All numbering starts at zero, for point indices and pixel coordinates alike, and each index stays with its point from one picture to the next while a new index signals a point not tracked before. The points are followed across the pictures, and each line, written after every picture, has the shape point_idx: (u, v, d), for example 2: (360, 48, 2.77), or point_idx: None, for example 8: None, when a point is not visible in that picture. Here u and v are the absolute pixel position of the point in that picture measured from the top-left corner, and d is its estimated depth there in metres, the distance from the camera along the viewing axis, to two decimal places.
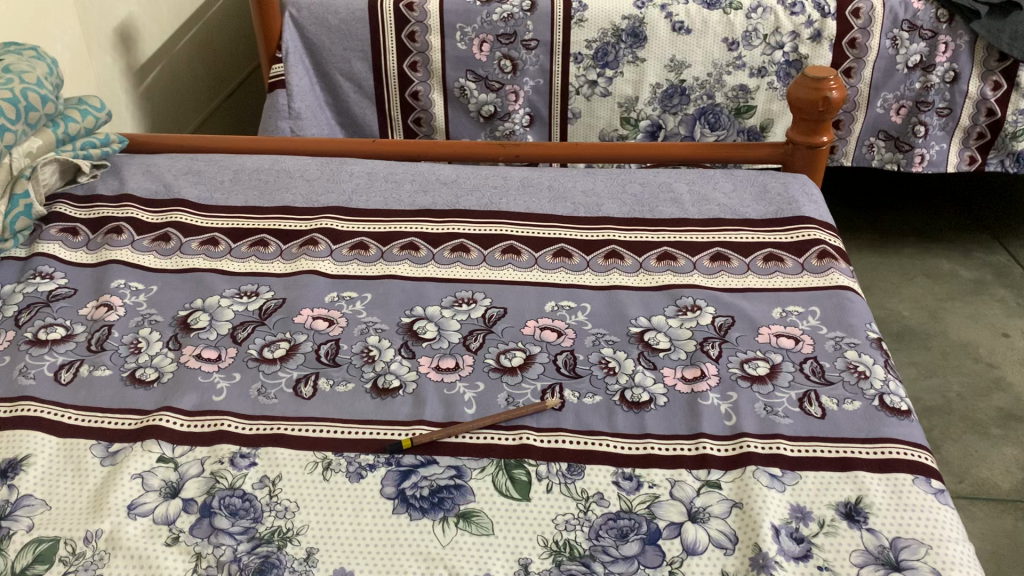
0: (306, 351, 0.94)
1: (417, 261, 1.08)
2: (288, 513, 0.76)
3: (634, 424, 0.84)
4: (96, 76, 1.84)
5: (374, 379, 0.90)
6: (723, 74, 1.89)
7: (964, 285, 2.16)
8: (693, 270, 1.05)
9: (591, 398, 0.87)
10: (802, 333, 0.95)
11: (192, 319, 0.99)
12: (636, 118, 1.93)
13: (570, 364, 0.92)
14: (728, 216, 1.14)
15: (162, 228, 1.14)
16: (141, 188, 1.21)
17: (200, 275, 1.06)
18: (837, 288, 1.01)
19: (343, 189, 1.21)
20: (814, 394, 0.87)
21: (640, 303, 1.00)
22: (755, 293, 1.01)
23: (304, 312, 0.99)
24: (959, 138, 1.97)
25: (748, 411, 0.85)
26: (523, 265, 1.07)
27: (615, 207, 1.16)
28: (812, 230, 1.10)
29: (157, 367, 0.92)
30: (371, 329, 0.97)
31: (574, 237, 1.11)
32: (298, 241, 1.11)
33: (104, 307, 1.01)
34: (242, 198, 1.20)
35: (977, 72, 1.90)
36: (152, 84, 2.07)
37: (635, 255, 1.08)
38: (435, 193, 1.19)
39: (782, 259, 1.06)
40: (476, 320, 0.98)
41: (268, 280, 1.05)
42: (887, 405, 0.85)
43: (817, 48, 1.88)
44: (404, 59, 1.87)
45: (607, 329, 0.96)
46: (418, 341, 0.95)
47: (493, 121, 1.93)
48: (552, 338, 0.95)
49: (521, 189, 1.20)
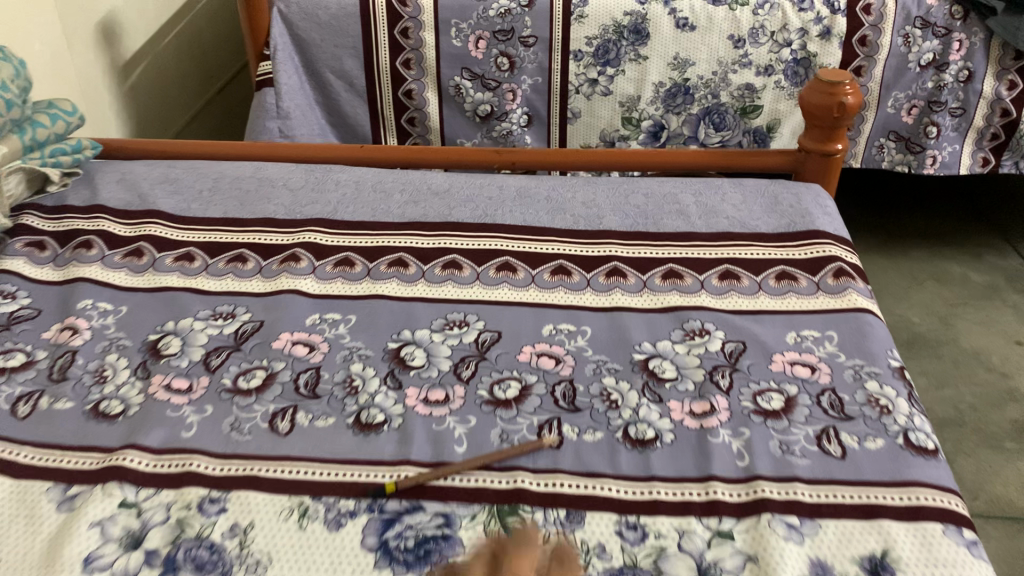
0: (284, 381, 0.87)
1: (406, 279, 1.01)
2: (260, 568, 0.69)
3: (639, 466, 0.77)
4: (77, 74, 1.77)
5: (357, 414, 0.83)
6: (729, 72, 1.82)
7: (976, 291, 2.10)
8: (700, 290, 0.98)
9: (592, 435, 0.81)
10: (819, 362, 0.88)
11: (163, 345, 0.92)
12: (638, 118, 1.86)
13: (569, 396, 0.85)
14: (738, 229, 1.07)
15: (135, 242, 1.07)
16: (114, 198, 1.14)
17: (173, 294, 0.99)
18: (857, 310, 0.94)
19: (328, 199, 1.14)
20: (833, 431, 0.81)
21: (644, 326, 0.93)
22: (768, 316, 0.94)
23: (283, 337, 0.92)
24: (972, 139, 1.92)
25: (763, 450, 0.79)
26: (519, 284, 1.00)
27: (617, 219, 1.09)
28: (829, 246, 1.03)
29: (123, 398, 0.86)
30: (355, 356, 0.90)
31: (573, 252, 1.04)
32: (279, 256, 1.04)
33: (69, 331, 0.94)
34: (221, 209, 1.13)
35: (992, 70, 1.84)
36: (134, 84, 1.99)
37: (638, 273, 1.01)
38: (426, 204, 1.13)
39: (795, 278, 0.99)
40: (468, 346, 0.91)
41: (246, 300, 0.98)
42: (912, 443, 0.79)
43: (827, 46, 1.80)
44: (398, 56, 1.80)
45: (609, 356, 0.90)
46: (405, 369, 0.88)
47: (489, 121, 1.86)
48: (550, 367, 0.88)
49: (517, 200, 1.14)
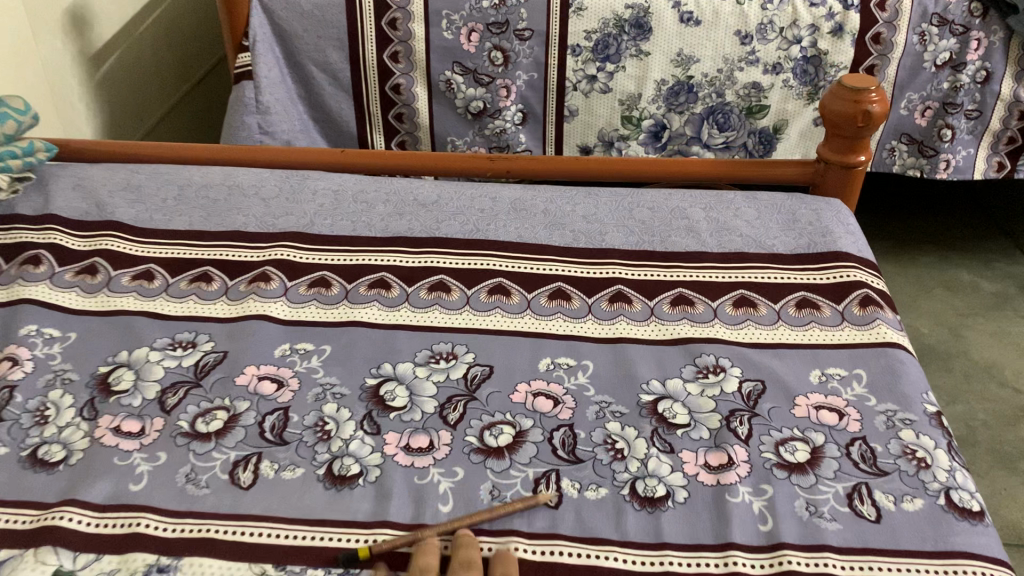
0: (249, 424, 0.77)
1: (388, 304, 0.91)
2: None
3: (648, 530, 0.68)
4: (43, 64, 1.65)
5: (329, 464, 0.74)
6: (735, 70, 1.72)
7: (986, 300, 2.02)
8: (713, 320, 0.89)
9: (595, 491, 0.71)
10: (847, 406, 0.79)
11: (113, 379, 0.82)
12: (638, 118, 1.76)
13: (569, 444, 0.75)
14: (753, 249, 0.98)
15: (89, 258, 0.97)
16: (69, 207, 1.04)
17: (128, 319, 0.89)
18: (886, 345, 0.85)
19: (304, 210, 1.04)
20: (866, 489, 0.71)
21: (652, 361, 0.84)
22: (788, 351, 0.85)
23: (249, 371, 0.82)
24: (988, 143, 1.83)
25: (788, 512, 0.69)
26: (513, 310, 0.90)
27: (621, 236, 1.00)
28: (854, 271, 0.94)
29: (65, 443, 0.76)
30: (328, 394, 0.80)
31: (572, 274, 0.95)
32: (247, 275, 0.94)
33: (9, 362, 0.84)
34: (186, 220, 1.03)
35: (1011, 71, 1.75)
36: (106, 75, 1.88)
37: (645, 299, 0.91)
38: (411, 217, 1.03)
39: (817, 307, 0.90)
40: (456, 383, 0.82)
41: (210, 326, 0.88)
42: (956, 504, 0.70)
43: (839, 44, 1.70)
44: (385, 49, 1.69)
45: (613, 397, 0.80)
46: (385, 410, 0.79)
47: (481, 119, 1.76)
48: (548, 409, 0.79)
49: (511, 213, 1.04)
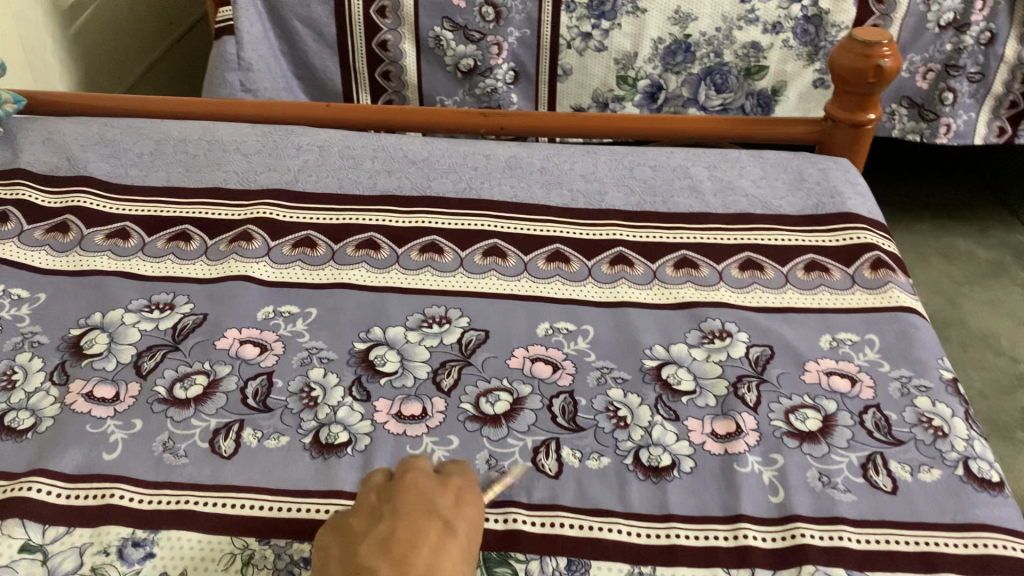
0: (230, 390, 0.73)
1: (377, 265, 0.87)
2: None
3: (654, 502, 0.65)
4: (14, 16, 1.58)
5: (315, 433, 0.69)
6: (733, 29, 1.65)
7: (983, 268, 1.99)
8: (719, 283, 0.85)
9: (597, 461, 0.68)
10: (859, 372, 0.76)
11: (86, 342, 0.77)
12: (634, 78, 1.70)
13: (569, 412, 0.72)
14: (759, 210, 0.94)
15: (59, 215, 0.92)
16: (40, 162, 0.99)
17: (102, 279, 0.84)
18: (899, 310, 0.81)
19: (288, 166, 0.99)
20: (881, 458, 0.68)
21: (655, 326, 0.80)
22: (798, 315, 0.81)
23: (230, 334, 0.78)
24: (989, 108, 1.79)
25: (800, 483, 0.66)
26: (509, 273, 0.86)
27: (621, 196, 0.96)
28: (865, 233, 0.90)
29: (34, 409, 0.71)
30: (314, 359, 0.76)
31: (570, 235, 0.90)
32: (228, 235, 0.89)
33: None
34: (163, 176, 0.98)
35: (1015, 33, 1.70)
36: (81, 29, 1.80)
37: (647, 262, 0.87)
38: (401, 175, 0.98)
39: (827, 270, 0.86)
40: (450, 348, 0.77)
41: (188, 287, 0.83)
42: (974, 474, 0.66)
43: (840, 3, 1.63)
44: (371, 3, 1.61)
45: (614, 363, 0.76)
46: (375, 376, 0.75)
47: (472, 78, 1.69)
48: (546, 375, 0.75)
49: (506, 171, 0.99)
